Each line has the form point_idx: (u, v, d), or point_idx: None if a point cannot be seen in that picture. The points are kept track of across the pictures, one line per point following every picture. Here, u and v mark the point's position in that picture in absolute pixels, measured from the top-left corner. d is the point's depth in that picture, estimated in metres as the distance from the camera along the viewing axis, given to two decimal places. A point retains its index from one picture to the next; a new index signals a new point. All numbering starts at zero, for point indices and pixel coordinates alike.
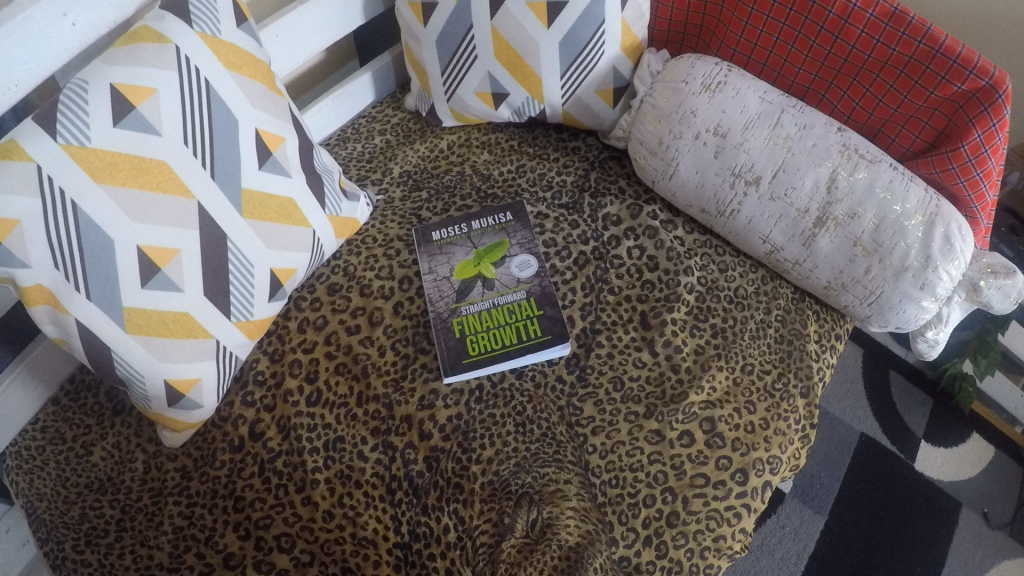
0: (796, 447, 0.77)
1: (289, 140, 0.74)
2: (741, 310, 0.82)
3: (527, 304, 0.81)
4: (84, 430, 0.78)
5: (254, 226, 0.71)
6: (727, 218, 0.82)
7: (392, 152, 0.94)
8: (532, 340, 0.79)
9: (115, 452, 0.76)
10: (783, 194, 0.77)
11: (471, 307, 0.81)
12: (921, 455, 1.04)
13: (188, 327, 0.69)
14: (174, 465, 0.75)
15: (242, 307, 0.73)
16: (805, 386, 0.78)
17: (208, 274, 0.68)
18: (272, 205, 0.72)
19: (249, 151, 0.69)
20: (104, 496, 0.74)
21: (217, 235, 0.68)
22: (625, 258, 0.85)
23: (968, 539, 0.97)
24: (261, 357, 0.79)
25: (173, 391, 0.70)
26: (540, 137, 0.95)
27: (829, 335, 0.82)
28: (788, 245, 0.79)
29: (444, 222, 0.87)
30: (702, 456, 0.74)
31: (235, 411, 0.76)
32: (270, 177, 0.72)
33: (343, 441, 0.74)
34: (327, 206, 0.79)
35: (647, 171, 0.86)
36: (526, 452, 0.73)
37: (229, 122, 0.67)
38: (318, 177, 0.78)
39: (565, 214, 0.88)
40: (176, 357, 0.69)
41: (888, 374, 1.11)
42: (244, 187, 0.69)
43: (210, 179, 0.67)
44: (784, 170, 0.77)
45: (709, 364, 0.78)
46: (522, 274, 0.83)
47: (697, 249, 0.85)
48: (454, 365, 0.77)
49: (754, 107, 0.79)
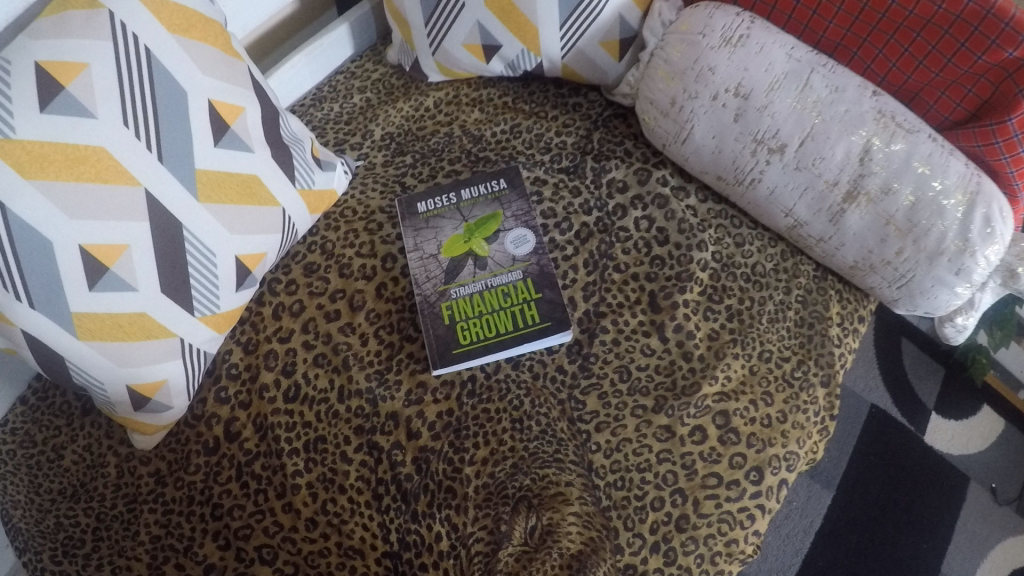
0: (814, 441, 0.72)
1: (250, 107, 0.66)
2: (758, 289, 0.75)
3: (523, 286, 0.74)
4: (54, 433, 0.72)
5: (213, 210, 0.63)
6: (747, 188, 0.75)
7: (373, 111, 0.85)
8: (529, 327, 0.72)
9: (86, 455, 0.71)
10: (810, 164, 0.70)
11: (461, 289, 0.74)
12: (931, 428, 0.99)
13: (147, 328, 0.61)
14: (148, 470, 0.70)
15: (206, 300, 0.65)
16: (826, 374, 0.73)
17: (165, 268, 0.61)
18: (234, 184, 0.64)
19: (202, 126, 0.61)
20: (78, 504, 0.69)
21: (172, 224, 0.60)
22: (632, 231, 0.77)
23: (976, 514, 0.94)
24: (234, 348, 0.72)
25: (138, 395, 0.64)
26: (537, 92, 0.86)
27: (851, 318, 0.76)
28: (814, 220, 0.72)
29: (430, 192, 0.79)
30: (715, 453, 0.68)
31: (209, 409, 0.70)
32: (229, 154, 0.64)
33: (325, 441, 0.68)
34: (298, 180, 0.71)
35: (658, 133, 0.78)
36: (524, 452, 0.67)
37: (176, 93, 0.59)
38: (285, 149, 0.70)
39: (566, 179, 0.80)
40: (136, 361, 0.62)
41: (900, 343, 1.06)
42: (198, 169, 0.61)
43: (158, 162, 0.58)
44: (813, 137, 0.69)
45: (723, 352, 0.72)
46: (519, 251, 0.76)
47: (712, 220, 0.78)
48: (443, 356, 0.70)
49: (781, 65, 0.71)
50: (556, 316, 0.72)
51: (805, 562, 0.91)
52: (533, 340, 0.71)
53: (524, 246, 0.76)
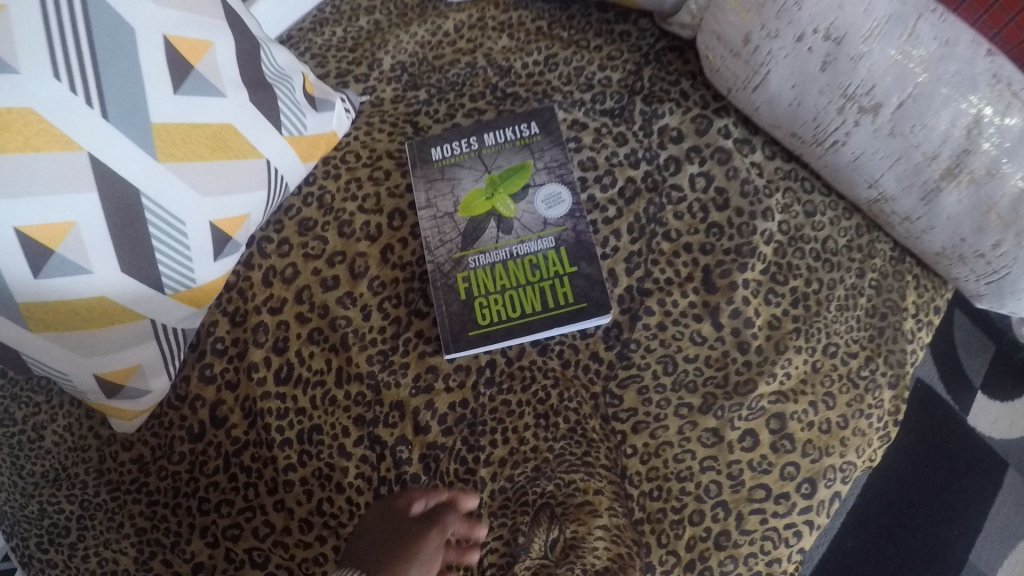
0: (875, 449, 0.63)
1: (218, 41, 0.55)
2: (828, 270, 0.64)
3: (556, 256, 0.63)
4: (34, 410, 0.67)
5: (176, 171, 0.53)
6: (825, 150, 0.63)
7: (382, 36, 0.73)
8: (563, 309, 0.61)
9: (67, 436, 0.65)
10: (908, 130, 0.58)
11: (481, 257, 0.64)
12: (975, 410, 0.90)
13: (107, 312, 0.54)
14: (129, 456, 0.63)
15: (178, 274, 0.57)
16: (895, 375, 0.63)
17: (123, 245, 0.52)
18: (203, 137, 0.54)
19: (158, 68, 0.50)
20: (61, 490, 0.63)
21: (129, 193, 0.51)
22: (686, 190, 0.65)
23: (1011, 503, 0.86)
24: (220, 319, 0.64)
25: (108, 382, 0.57)
26: (577, 18, 0.73)
27: (927, 308, 0.66)
28: (903, 195, 0.62)
29: (446, 137, 0.67)
30: (765, 463, 0.60)
31: (193, 390, 0.63)
32: (193, 101, 0.53)
33: (321, 432, 0.60)
34: (283, 126, 0.60)
35: (723, 76, 0.66)
36: (549, 454, 0.59)
37: (121, 30, 0.48)
38: (268, 88, 0.58)
39: (610, 123, 0.68)
40: (100, 347, 0.55)
41: (952, 312, 0.96)
42: (155, 122, 0.51)
43: (105, 121, 0.48)
44: (914, 98, 0.57)
45: (784, 345, 0.62)
46: (550, 214, 0.64)
47: (779, 181, 0.66)
48: (457, 339, 0.61)
49: (882, 7, 0.57)
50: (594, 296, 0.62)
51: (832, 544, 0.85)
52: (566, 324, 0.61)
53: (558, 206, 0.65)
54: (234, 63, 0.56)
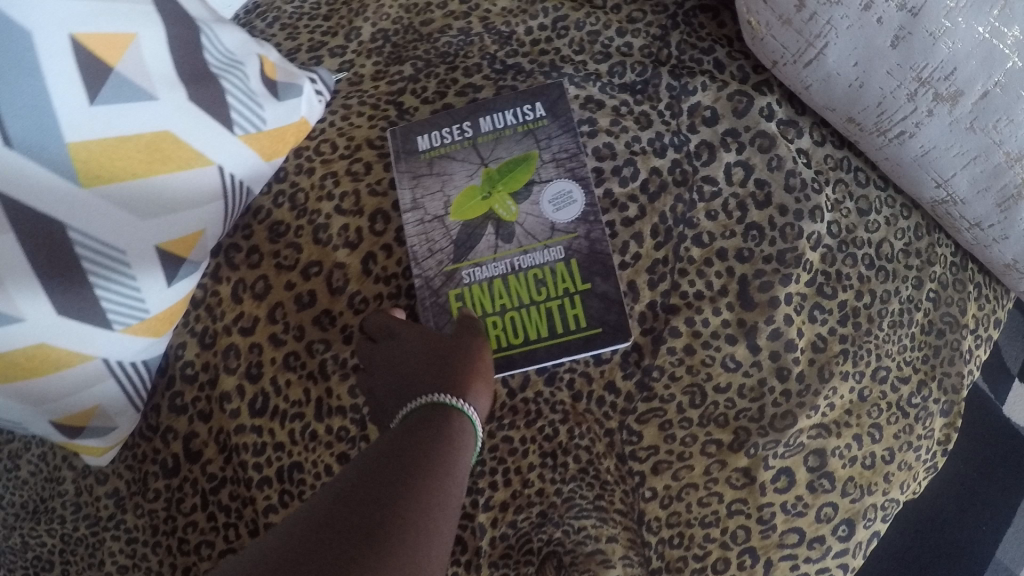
0: (918, 481, 0.57)
1: (144, 32, 0.45)
2: (883, 280, 0.55)
3: (567, 270, 0.55)
4: (8, 436, 0.60)
5: (107, 194, 0.45)
6: (890, 141, 0.53)
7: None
8: (573, 336, 0.54)
9: (42, 466, 0.59)
10: (990, 126, 0.48)
11: (476, 271, 0.55)
12: (1013, 397, 0.81)
13: (49, 359, 0.46)
14: (104, 492, 0.56)
15: (128, 306, 0.48)
16: (948, 402, 0.56)
17: (56, 285, 0.44)
18: (136, 149, 0.45)
19: (69, 77, 0.41)
20: (39, 524, 0.57)
21: (53, 228, 0.43)
22: (721, 183, 0.55)
23: None
24: (188, 341, 0.56)
25: (63, 425, 0.50)
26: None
27: (987, 322, 0.58)
28: (976, 199, 0.52)
29: (434, 123, 0.58)
30: (801, 504, 0.53)
31: (163, 421, 0.55)
32: (116, 110, 0.43)
33: (301, 470, 0.53)
34: (236, 125, 0.51)
35: (768, 46, 0.55)
36: (556, 498, 0.53)
37: (15, 36, 0.38)
38: (214, 82, 0.49)
39: (630, 101, 0.57)
40: (47, 395, 0.48)
41: None
42: (71, 143, 0.42)
43: (8, 147, 0.39)
44: (1002, 86, 0.46)
45: (830, 371, 0.54)
46: (558, 216, 0.55)
47: (829, 172, 0.56)
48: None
49: None
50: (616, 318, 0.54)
51: None
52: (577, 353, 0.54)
53: (567, 207, 0.55)
54: (167, 56, 0.46)
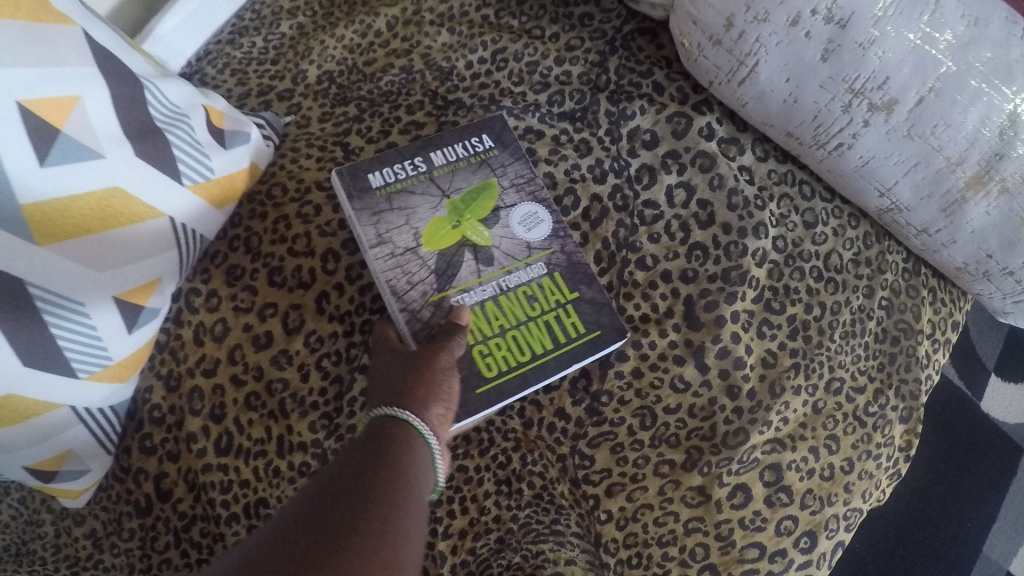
0: (882, 490, 0.56)
1: (92, 93, 0.47)
2: (833, 291, 0.56)
3: (552, 283, 0.54)
4: None
5: (61, 251, 0.46)
6: (828, 153, 0.53)
7: (306, 42, 0.66)
8: (580, 338, 0.52)
9: (22, 510, 0.61)
10: (927, 131, 0.48)
11: (464, 297, 0.52)
12: (988, 394, 0.85)
13: (19, 409, 0.48)
14: (83, 531, 0.58)
15: (90, 355, 0.50)
16: (907, 409, 0.55)
17: (18, 339, 0.45)
18: (89, 206, 0.47)
19: (18, 141, 0.43)
20: (21, 567, 0.58)
21: (14, 284, 0.45)
22: (663, 206, 0.57)
23: None
24: (155, 384, 0.57)
25: (37, 472, 0.52)
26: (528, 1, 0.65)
27: (944, 325, 0.58)
28: (921, 205, 0.51)
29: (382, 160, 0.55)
30: (759, 520, 0.53)
31: (134, 462, 0.57)
32: (67, 169, 0.45)
33: (267, 506, 0.54)
34: (183, 175, 0.52)
35: (701, 67, 0.55)
36: (513, 525, 0.53)
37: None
38: (162, 136, 0.51)
39: (570, 129, 0.59)
40: (17, 443, 0.49)
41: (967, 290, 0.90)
42: (25, 204, 0.44)
43: None
44: (936, 91, 0.46)
45: (781, 386, 0.54)
46: (532, 236, 0.54)
47: (773, 188, 0.57)
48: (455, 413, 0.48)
49: None
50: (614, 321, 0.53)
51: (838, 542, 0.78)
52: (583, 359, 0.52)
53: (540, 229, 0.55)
54: (113, 115, 0.48)
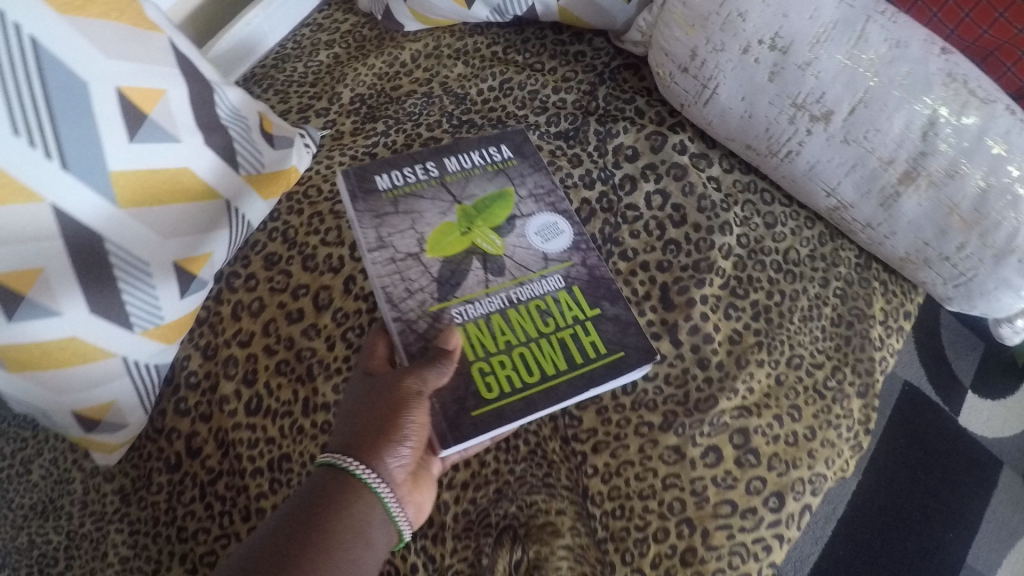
0: (846, 460, 0.62)
1: (172, 88, 0.57)
2: (790, 281, 0.63)
3: (571, 299, 0.59)
4: (21, 445, 0.69)
5: (137, 216, 0.55)
6: (782, 161, 0.61)
7: (342, 72, 0.76)
8: (590, 366, 0.56)
9: (53, 469, 0.67)
10: (861, 137, 0.56)
11: (470, 309, 0.57)
12: (966, 409, 0.91)
13: (80, 352, 0.55)
14: (111, 487, 0.65)
15: (147, 313, 0.58)
16: (863, 384, 0.62)
17: (89, 287, 0.53)
18: (160, 181, 0.56)
19: (113, 121, 0.52)
20: (48, 522, 0.65)
21: (94, 239, 0.53)
22: (642, 209, 0.65)
23: (1007, 503, 0.86)
24: (192, 354, 0.65)
25: (85, 417, 0.58)
26: (531, 41, 0.75)
27: (897, 314, 0.65)
28: (862, 202, 0.59)
29: (395, 166, 0.64)
30: (730, 478, 0.59)
31: (168, 423, 0.64)
32: (149, 148, 0.55)
33: (289, 461, 0.60)
34: (240, 164, 0.62)
35: (674, 92, 0.64)
36: (510, 476, 0.60)
37: (71, 84, 0.50)
38: (222, 131, 0.61)
39: (563, 146, 0.68)
40: (73, 385, 0.56)
41: (940, 313, 0.98)
42: (114, 171, 0.53)
43: (63, 171, 0.50)
44: (864, 103, 0.55)
45: (746, 359, 0.61)
46: (540, 238, 0.61)
47: (738, 194, 0.66)
48: (446, 439, 0.51)
49: (829, 11, 0.56)
50: (630, 342, 0.57)
51: (823, 551, 0.83)
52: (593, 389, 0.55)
53: (553, 238, 0.61)
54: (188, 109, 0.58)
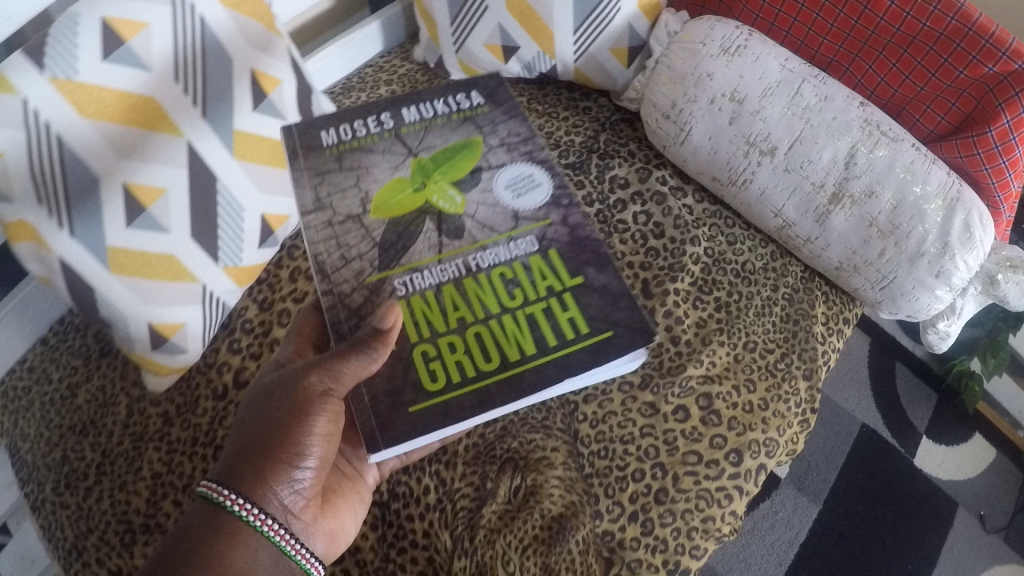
0: (795, 431, 0.74)
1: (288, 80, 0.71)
2: (746, 285, 0.77)
3: (545, 266, 0.62)
4: (70, 372, 0.77)
5: (246, 168, 0.68)
6: (739, 188, 0.77)
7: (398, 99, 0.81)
8: (553, 354, 0.57)
9: (99, 395, 0.75)
10: (799, 166, 0.73)
11: (421, 279, 0.61)
12: (920, 453, 1.02)
13: (174, 269, 0.66)
14: (156, 411, 0.73)
15: (231, 251, 0.70)
16: (808, 369, 0.76)
17: (196, 217, 0.66)
18: (268, 147, 0.69)
19: (243, 92, 0.67)
20: (85, 439, 0.73)
21: (209, 179, 0.66)
22: (630, 224, 0.79)
23: (962, 540, 0.97)
24: (250, 305, 0.76)
25: (157, 334, 0.68)
26: (550, 94, 0.88)
27: (836, 318, 0.79)
28: (802, 220, 0.75)
29: (347, 121, 0.68)
30: (696, 432, 0.71)
31: (221, 358, 0.74)
32: (264, 119, 0.69)
33: None
34: None
35: (658, 135, 0.80)
36: (515, 417, 0.72)
37: (223, 56, 0.66)
38: None
39: (573, 173, 0.81)
40: (158, 299, 0.66)
41: (895, 366, 1.10)
42: (236, 128, 0.67)
43: (201, 119, 0.64)
44: (801, 141, 0.73)
45: (710, 339, 0.74)
46: (505, 191, 0.65)
47: (706, 219, 0.80)
48: (376, 444, 0.54)
49: (774, 74, 0.74)
50: (619, 320, 0.59)
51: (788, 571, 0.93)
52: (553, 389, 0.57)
53: (517, 189, 0.65)
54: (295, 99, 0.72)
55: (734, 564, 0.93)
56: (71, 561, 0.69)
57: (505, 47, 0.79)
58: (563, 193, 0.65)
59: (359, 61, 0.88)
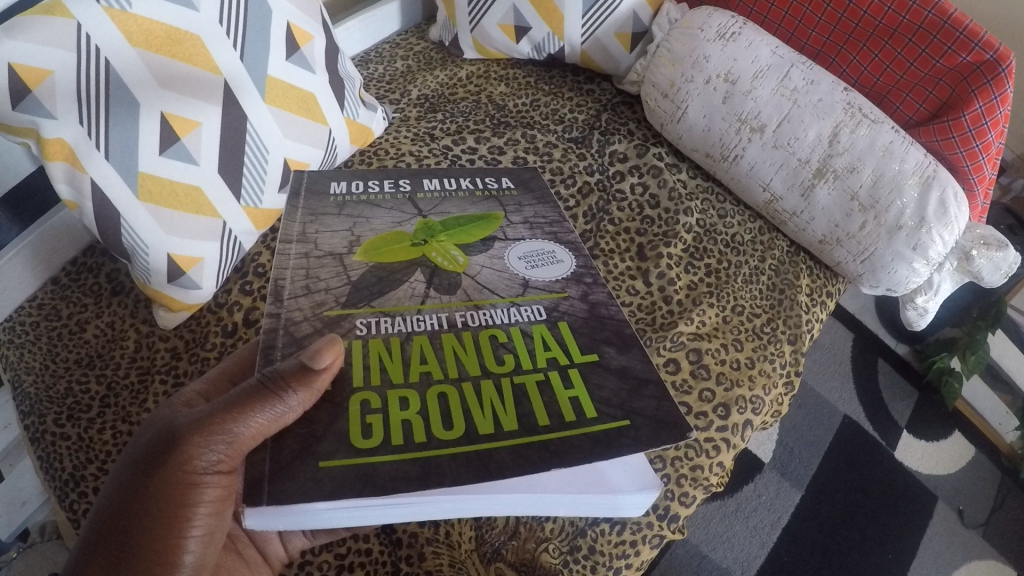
0: (779, 391, 0.76)
1: (317, 37, 0.79)
2: (735, 254, 0.83)
3: (550, 337, 0.51)
4: (80, 308, 0.78)
5: (274, 112, 0.73)
6: (730, 163, 0.83)
7: (412, 77, 0.96)
8: (543, 436, 0.43)
9: (108, 331, 0.76)
10: (786, 143, 0.78)
11: (389, 328, 0.51)
12: (902, 446, 1.23)
13: (198, 203, 0.68)
14: (165, 345, 0.74)
15: (252, 192, 0.73)
16: (793, 333, 0.79)
17: (224, 152, 0.69)
18: (296, 96, 0.75)
19: (278, 40, 0.73)
20: (92, 372, 0.73)
21: (239, 118, 0.70)
22: (628, 193, 0.84)
23: (944, 526, 1.16)
24: (264, 251, 0.79)
25: (175, 266, 0.69)
26: (557, 76, 0.98)
27: (819, 290, 0.86)
28: (788, 194, 0.80)
29: (362, 180, 0.68)
30: (686, 384, 0.70)
31: (232, 298, 0.74)
32: (296, 69, 0.75)
33: None
34: (345, 108, 0.82)
35: (657, 114, 0.87)
36: None
37: (264, 6, 0.71)
38: (340, 80, 0.82)
39: (573, 146, 0.87)
40: (181, 231, 0.68)
41: (878, 360, 1.36)
42: (269, 73, 0.72)
43: (239, 60, 0.69)
44: (788, 119, 0.78)
45: (700, 300, 0.77)
46: (531, 262, 0.59)
47: (698, 193, 0.87)
48: (258, 500, 0.39)
49: (765, 59, 0.81)
50: (638, 411, 0.46)
51: (769, 553, 1.07)
52: (541, 485, 0.41)
53: (532, 262, 0.59)
54: (322, 55, 0.79)
55: (718, 543, 1.07)
56: (67, 491, 0.67)
57: (517, 27, 0.91)
58: (585, 272, 0.59)
59: (377, 37, 1.02)
